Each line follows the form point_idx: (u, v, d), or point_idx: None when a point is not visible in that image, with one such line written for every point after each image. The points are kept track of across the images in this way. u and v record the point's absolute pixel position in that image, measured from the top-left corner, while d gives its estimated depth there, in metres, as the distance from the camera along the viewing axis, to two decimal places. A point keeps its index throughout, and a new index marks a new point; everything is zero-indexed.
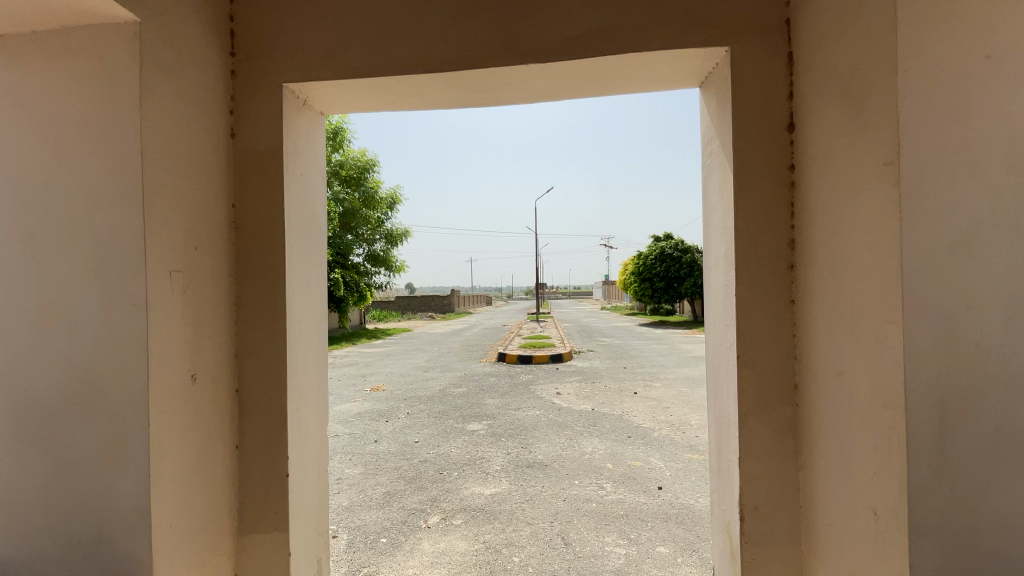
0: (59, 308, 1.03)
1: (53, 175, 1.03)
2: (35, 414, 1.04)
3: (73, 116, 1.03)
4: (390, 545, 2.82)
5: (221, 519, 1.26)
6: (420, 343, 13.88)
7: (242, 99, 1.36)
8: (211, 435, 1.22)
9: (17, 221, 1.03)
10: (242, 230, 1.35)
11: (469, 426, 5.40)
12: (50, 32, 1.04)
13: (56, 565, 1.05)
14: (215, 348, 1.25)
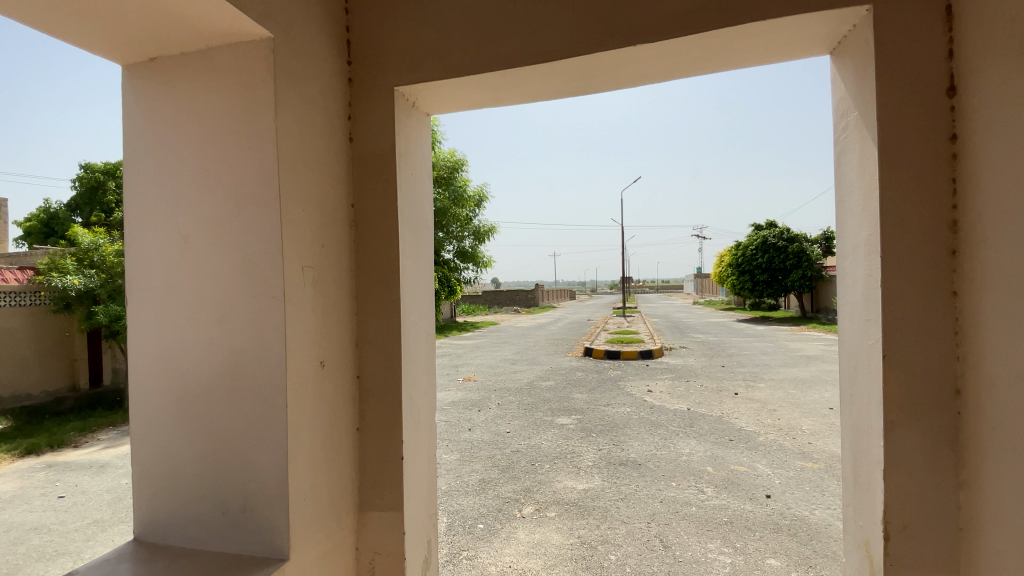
0: (210, 300, 1.15)
1: (206, 181, 1.15)
2: (191, 393, 1.17)
3: (219, 128, 1.14)
4: (487, 531, 2.89)
5: (345, 495, 1.36)
6: (507, 336, 14.11)
7: (358, 104, 1.44)
8: (336, 418, 1.32)
9: (177, 222, 1.17)
10: (360, 228, 1.43)
11: (559, 419, 5.39)
12: (201, 54, 1.16)
13: (208, 529, 1.17)
14: (338, 338, 1.34)
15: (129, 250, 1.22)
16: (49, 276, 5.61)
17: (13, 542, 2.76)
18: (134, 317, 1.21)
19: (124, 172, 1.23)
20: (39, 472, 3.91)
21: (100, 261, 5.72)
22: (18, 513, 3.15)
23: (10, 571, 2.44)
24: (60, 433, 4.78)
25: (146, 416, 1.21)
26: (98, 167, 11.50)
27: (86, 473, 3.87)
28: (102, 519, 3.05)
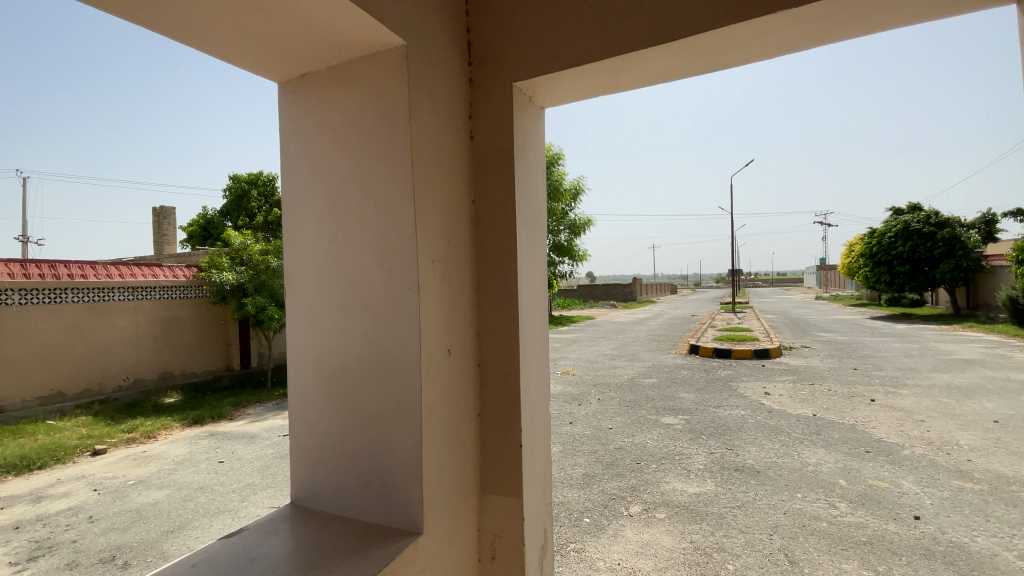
0: (354, 291, 1.26)
1: (350, 184, 1.26)
2: (338, 376, 1.29)
3: (360, 133, 1.24)
4: (594, 526, 2.87)
5: (469, 478, 1.42)
6: (606, 331, 13.83)
7: (478, 102, 1.48)
8: (461, 403, 1.38)
9: (325, 222, 1.30)
10: (481, 222, 1.48)
11: (665, 418, 5.18)
12: (343, 66, 1.27)
13: (353, 499, 1.28)
14: (462, 328, 1.40)
15: (287, 247, 1.38)
16: (209, 273, 6.56)
17: (186, 498, 3.28)
18: (291, 307, 1.37)
19: (281, 179, 1.39)
20: (204, 440, 4.59)
21: (249, 259, 6.62)
22: (189, 474, 3.73)
23: (184, 523, 2.90)
24: (219, 407, 5.58)
25: (301, 394, 1.36)
26: (242, 178, 13.24)
27: (239, 443, 4.47)
28: (253, 483, 3.50)
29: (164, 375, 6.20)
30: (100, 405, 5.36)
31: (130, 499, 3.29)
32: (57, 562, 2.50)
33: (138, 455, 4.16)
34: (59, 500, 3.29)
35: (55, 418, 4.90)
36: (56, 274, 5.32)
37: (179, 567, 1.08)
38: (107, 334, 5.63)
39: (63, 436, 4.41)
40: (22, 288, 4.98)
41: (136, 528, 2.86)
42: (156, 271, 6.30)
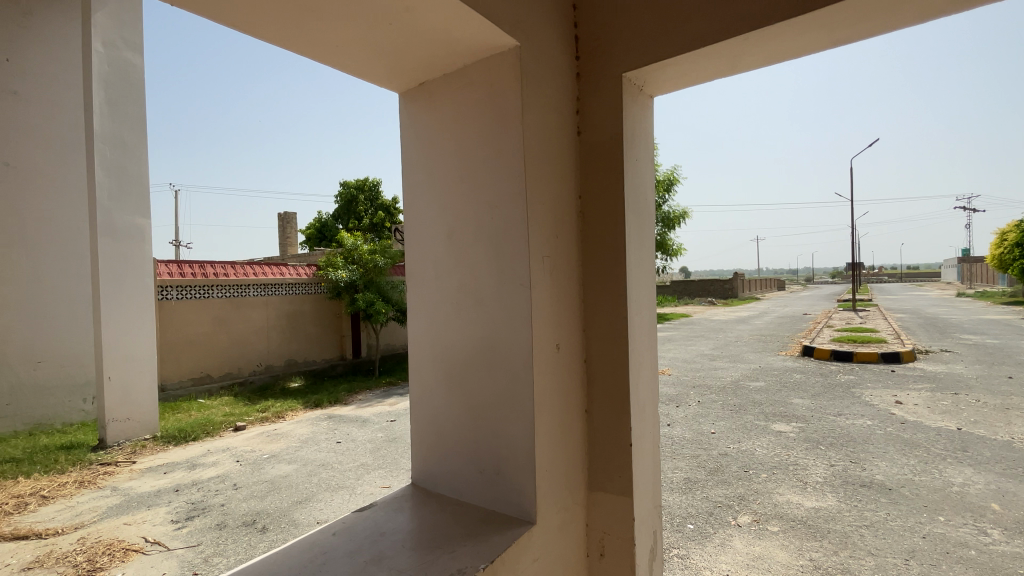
0: (468, 287, 1.32)
1: (465, 184, 1.32)
2: (454, 368, 1.36)
3: (474, 135, 1.29)
4: (699, 533, 2.74)
5: (577, 473, 1.43)
6: (704, 330, 13.09)
7: (586, 96, 1.48)
8: (570, 398, 1.39)
9: (442, 221, 1.38)
10: (588, 217, 1.47)
11: (775, 425, 4.79)
12: (458, 72, 1.33)
13: (469, 485, 1.35)
14: (570, 323, 1.40)
15: (408, 246, 1.48)
16: (326, 271, 7.17)
17: (310, 473, 3.64)
18: (413, 302, 1.48)
19: (402, 183, 1.50)
20: (323, 421, 5.07)
21: (359, 258, 7.19)
22: (312, 451, 4.15)
23: (309, 495, 3.23)
24: (335, 393, 6.13)
25: (421, 383, 1.46)
26: (351, 184, 14.38)
27: (353, 426, 4.88)
28: (366, 463, 3.81)
29: (289, 363, 6.93)
30: (240, 387, 6.14)
31: (265, 470, 3.74)
32: (211, 522, 2.90)
33: (270, 432, 4.70)
34: (211, 468, 3.82)
35: (206, 397, 5.70)
36: (204, 273, 6.09)
37: (323, 534, 1.21)
38: (244, 326, 6.42)
39: (211, 413, 5.11)
40: (179, 285, 5.77)
41: (270, 497, 3.24)
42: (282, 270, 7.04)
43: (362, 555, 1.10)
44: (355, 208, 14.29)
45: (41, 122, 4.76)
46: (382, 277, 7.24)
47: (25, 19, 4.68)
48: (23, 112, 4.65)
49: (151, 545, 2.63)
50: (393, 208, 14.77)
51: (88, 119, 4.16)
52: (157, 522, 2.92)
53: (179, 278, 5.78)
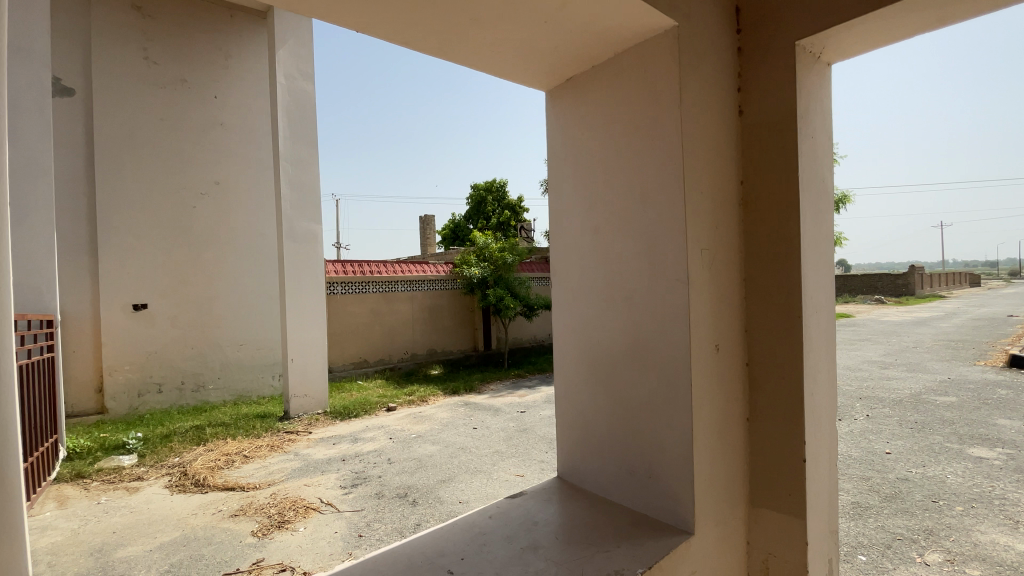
0: (618, 282, 1.29)
1: (614, 177, 1.29)
2: (603, 365, 1.34)
3: (625, 125, 1.26)
4: (872, 566, 2.36)
5: (738, 486, 1.31)
6: (870, 332, 11.28)
7: (750, 73, 1.34)
8: (730, 404, 1.28)
9: (590, 215, 1.36)
10: (751, 205, 1.34)
11: (974, 449, 3.93)
12: (609, 62, 1.29)
13: (618, 485, 1.32)
14: (730, 322, 1.29)
15: (555, 243, 1.50)
16: (461, 268, 7.58)
17: (452, 455, 3.90)
18: (559, 297, 1.49)
19: (549, 180, 1.53)
20: (461, 407, 5.40)
21: (489, 256, 7.51)
22: (452, 435, 4.44)
23: (452, 476, 3.46)
24: (470, 382, 6.49)
25: (568, 380, 1.47)
26: (480, 185, 15.02)
27: (487, 414, 5.11)
28: (501, 451, 3.96)
29: (430, 352, 7.52)
30: (390, 372, 6.84)
31: (413, 449, 4.10)
32: (370, 491, 3.27)
33: (416, 414, 5.13)
34: (369, 443, 4.30)
35: (364, 379, 6.44)
36: (362, 271, 6.86)
37: (480, 515, 1.28)
38: (393, 317, 7.10)
39: (368, 394, 5.75)
40: (342, 281, 6.59)
41: (418, 474, 3.54)
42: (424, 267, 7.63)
43: (518, 541, 1.14)
44: (484, 208, 14.93)
45: (239, 146, 5.76)
46: (511, 273, 7.53)
47: (227, 62, 5.69)
48: (227, 139, 5.68)
49: (325, 505, 3.05)
50: (520, 207, 15.13)
51: (274, 142, 4.94)
52: (328, 486, 3.38)
53: (342, 275, 6.60)
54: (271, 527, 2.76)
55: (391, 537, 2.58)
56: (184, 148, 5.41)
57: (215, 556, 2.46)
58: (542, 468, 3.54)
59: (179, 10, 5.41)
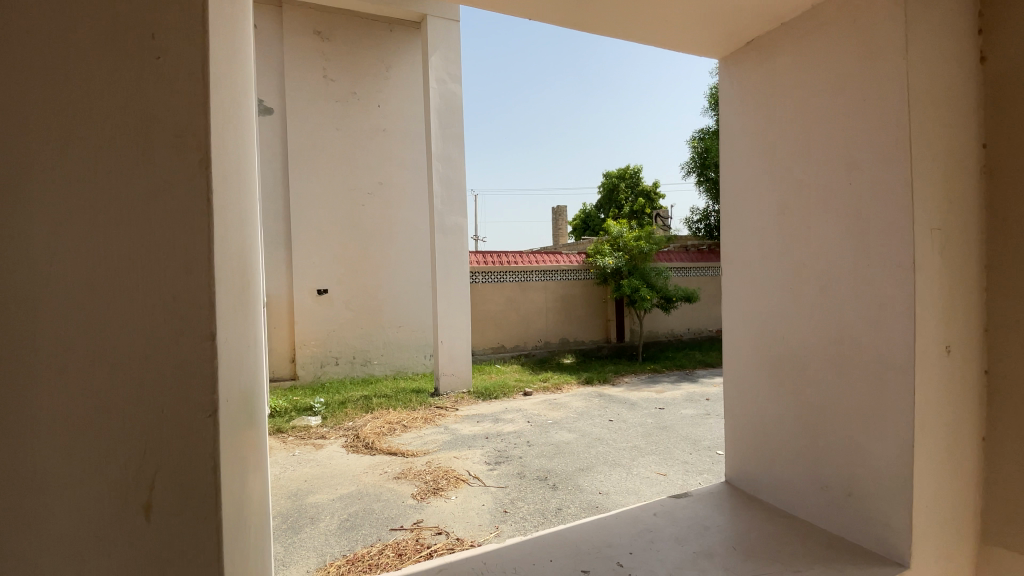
0: (812, 269, 1.13)
1: (810, 149, 1.14)
2: (788, 362, 1.20)
3: (828, 86, 1.09)
4: None
5: (966, 518, 1.07)
6: None
7: (1000, 7, 1.06)
8: (961, 419, 1.04)
9: (777, 192, 1.23)
10: (999, 174, 1.06)
11: None
12: (805, 18, 1.14)
13: (805, 499, 1.17)
14: (965, 319, 1.05)
15: (731, 224, 1.38)
16: (595, 259, 7.24)
17: (589, 445, 3.85)
18: (733, 287, 1.37)
19: (725, 159, 1.41)
20: (596, 398, 5.30)
21: (624, 245, 7.02)
22: (588, 425, 4.38)
23: (590, 465, 3.43)
24: (603, 372, 6.34)
25: (744, 378, 1.33)
26: (614, 173, 14.63)
27: (622, 407, 4.94)
28: (639, 446, 3.81)
29: (562, 341, 7.52)
30: (526, 358, 7.02)
31: (551, 434, 4.15)
32: (513, 470, 3.39)
33: (552, 401, 5.18)
34: (509, 424, 4.47)
35: (501, 363, 6.71)
36: (501, 260, 7.07)
37: (645, 511, 1.24)
38: (529, 306, 7.25)
39: (505, 377, 5.98)
40: (485, 271, 6.95)
41: (556, 459, 3.57)
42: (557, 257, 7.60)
43: (690, 543, 1.07)
44: (616, 197, 14.48)
45: (398, 148, 6.36)
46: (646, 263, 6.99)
47: (388, 72, 6.30)
48: (389, 144, 6.31)
49: (473, 479, 3.24)
50: (655, 194, 14.35)
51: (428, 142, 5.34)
52: (474, 461, 3.59)
53: (485, 265, 6.93)
54: (427, 492, 3.02)
55: (534, 517, 2.64)
56: (354, 154, 6.14)
57: (383, 511, 2.77)
58: (687, 470, 3.30)
59: (351, 31, 6.13)
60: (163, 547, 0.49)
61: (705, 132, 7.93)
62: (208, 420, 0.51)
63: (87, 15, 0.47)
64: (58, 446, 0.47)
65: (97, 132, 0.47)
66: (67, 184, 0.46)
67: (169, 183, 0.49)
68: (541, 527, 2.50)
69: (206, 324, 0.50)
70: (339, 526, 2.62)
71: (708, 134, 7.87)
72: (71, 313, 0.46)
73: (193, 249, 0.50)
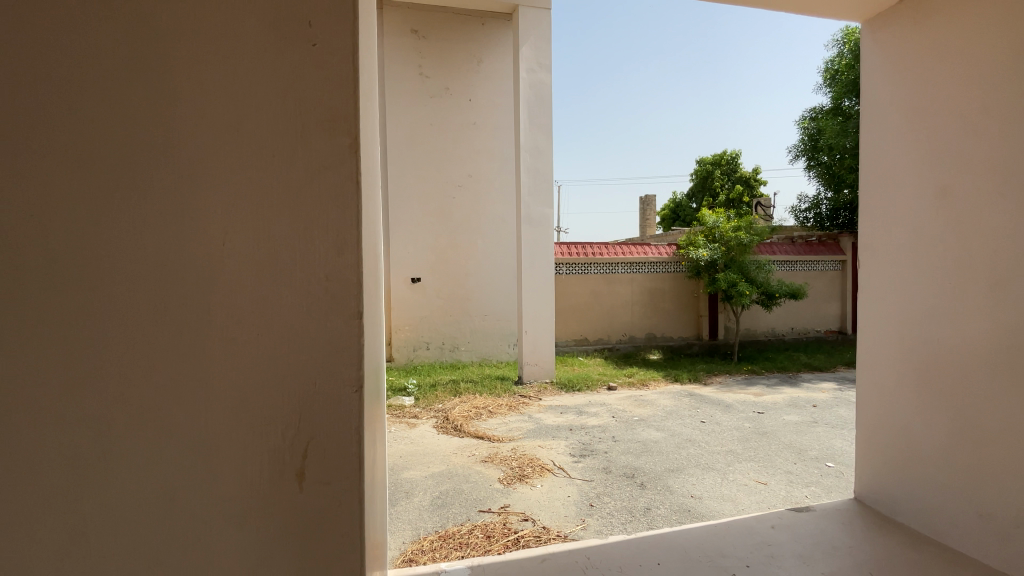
0: (979, 262, 0.98)
1: (982, 122, 0.97)
2: (942, 368, 1.04)
3: (1007, 48, 0.93)
4: None
5: None
6: None
7: None
8: None
9: (933, 173, 1.07)
10: None
11: None
12: None
13: (960, 527, 1.02)
14: None
15: (872, 210, 1.23)
16: (687, 250, 6.56)
17: (679, 445, 3.63)
18: (866, 281, 1.24)
19: (862, 138, 1.27)
20: (686, 396, 4.97)
21: (720, 236, 6.31)
22: (678, 424, 4.13)
23: (681, 466, 3.22)
24: (695, 370, 5.81)
25: (875, 383, 1.21)
26: (707, 160, 13.78)
27: (717, 407, 4.59)
28: (736, 451, 3.50)
29: (648, 337, 6.87)
30: (609, 352, 6.58)
31: (637, 431, 3.96)
32: (598, 464, 3.30)
33: (638, 397, 4.94)
34: (593, 417, 4.37)
35: (583, 356, 6.42)
36: (584, 252, 6.62)
37: (760, 522, 1.15)
38: (614, 299, 6.72)
39: (589, 369, 5.82)
40: (567, 262, 6.54)
41: (644, 457, 3.40)
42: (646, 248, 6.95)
43: (818, 563, 0.97)
44: (711, 184, 13.58)
45: (488, 140, 6.45)
46: (746, 256, 6.24)
47: (479, 66, 6.40)
48: (479, 137, 6.42)
49: (558, 469, 3.22)
50: (755, 180, 13.27)
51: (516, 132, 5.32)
52: (559, 452, 3.55)
53: (567, 256, 6.53)
54: (513, 478, 3.06)
55: (621, 514, 2.55)
56: (446, 148, 6.34)
57: (472, 493, 2.85)
58: (792, 481, 2.99)
59: (445, 28, 6.29)
60: (317, 495, 0.58)
61: (818, 110, 7.15)
62: (354, 393, 0.58)
63: (267, 34, 0.56)
64: (241, 402, 0.57)
65: (272, 135, 0.56)
66: (252, 184, 0.56)
67: (326, 179, 0.57)
68: (629, 525, 2.42)
69: (354, 303, 0.58)
70: (432, 502, 2.74)
71: (822, 113, 7.09)
72: (251, 290, 0.56)
73: (343, 236, 0.58)
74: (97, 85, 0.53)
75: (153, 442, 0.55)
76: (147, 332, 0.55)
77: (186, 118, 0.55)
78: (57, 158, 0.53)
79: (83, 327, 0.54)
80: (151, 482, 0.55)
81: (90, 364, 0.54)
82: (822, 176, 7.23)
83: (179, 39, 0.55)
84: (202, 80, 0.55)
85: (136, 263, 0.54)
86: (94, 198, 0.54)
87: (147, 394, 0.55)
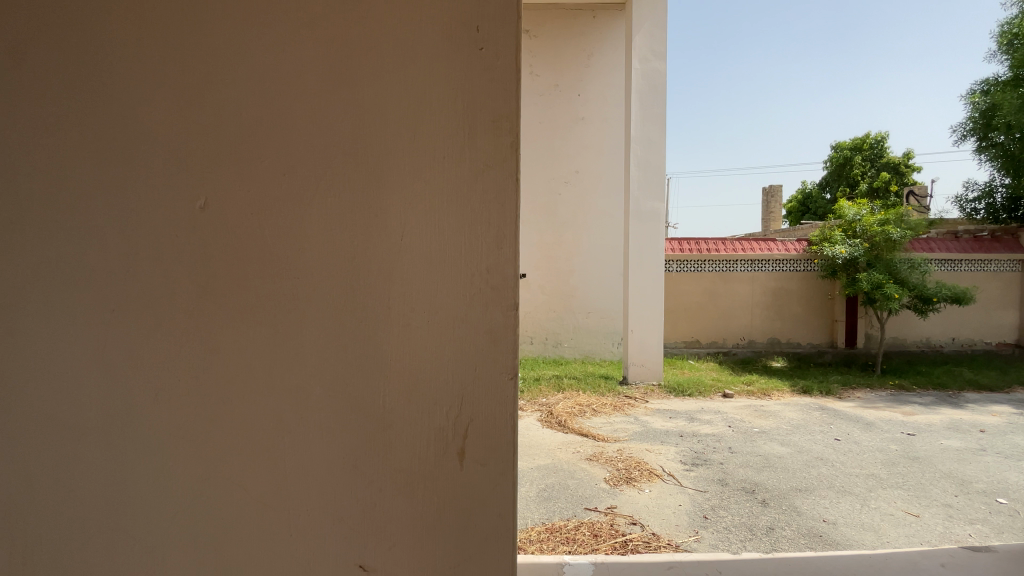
0: None
1: None
2: None
3: None
4: None
5: None
6: None
7: None
8: None
9: None
10: None
11: None
12: None
13: None
14: None
15: None
16: (820, 247, 5.83)
17: (808, 463, 3.27)
18: None
19: None
20: (816, 411, 4.44)
21: (863, 231, 5.53)
22: (806, 440, 3.72)
23: (810, 487, 2.90)
24: (828, 381, 5.18)
25: None
26: (844, 146, 12.24)
27: (854, 424, 4.06)
28: (880, 476, 3.06)
29: (772, 342, 6.25)
30: (724, 356, 6.12)
31: (757, 444, 3.63)
32: (713, 474, 3.09)
33: (757, 407, 4.53)
34: (706, 424, 4.08)
35: (694, 359, 6.05)
36: (698, 248, 6.22)
37: (928, 559, 1.11)
38: (730, 299, 6.22)
39: (702, 373, 5.47)
40: (678, 258, 6.23)
41: (767, 473, 3.11)
42: (770, 244, 6.30)
43: None
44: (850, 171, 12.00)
45: (597, 135, 6.33)
46: (895, 253, 5.42)
47: (589, 60, 6.31)
48: (587, 132, 6.34)
49: (667, 475, 3.08)
50: (907, 165, 11.43)
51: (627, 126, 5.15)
52: (669, 458, 3.38)
53: (679, 252, 6.20)
54: (621, 480, 2.99)
55: (739, 530, 2.37)
56: (554, 145, 6.35)
57: (577, 489, 2.85)
58: (952, 516, 2.56)
59: (556, 25, 6.29)
60: (476, 473, 0.63)
61: (992, 82, 5.96)
62: (509, 380, 0.63)
63: (438, 42, 0.61)
64: (410, 382, 0.63)
65: (444, 137, 0.62)
66: (426, 183, 0.62)
67: (490, 178, 0.62)
68: (749, 543, 2.24)
69: (511, 295, 0.63)
70: (538, 495, 2.78)
71: (997, 84, 5.90)
72: (422, 279, 0.62)
73: (502, 232, 0.63)
74: (304, 101, 0.62)
75: (339, 414, 0.63)
76: (339, 316, 0.63)
77: (372, 127, 0.61)
78: (272, 163, 0.62)
79: (289, 310, 0.63)
80: (339, 451, 0.63)
81: (295, 343, 0.63)
82: (997, 160, 6.13)
83: (367, 54, 0.61)
84: (387, 90, 0.61)
85: (331, 255, 0.62)
86: (301, 198, 0.62)
87: (337, 372, 0.63)
